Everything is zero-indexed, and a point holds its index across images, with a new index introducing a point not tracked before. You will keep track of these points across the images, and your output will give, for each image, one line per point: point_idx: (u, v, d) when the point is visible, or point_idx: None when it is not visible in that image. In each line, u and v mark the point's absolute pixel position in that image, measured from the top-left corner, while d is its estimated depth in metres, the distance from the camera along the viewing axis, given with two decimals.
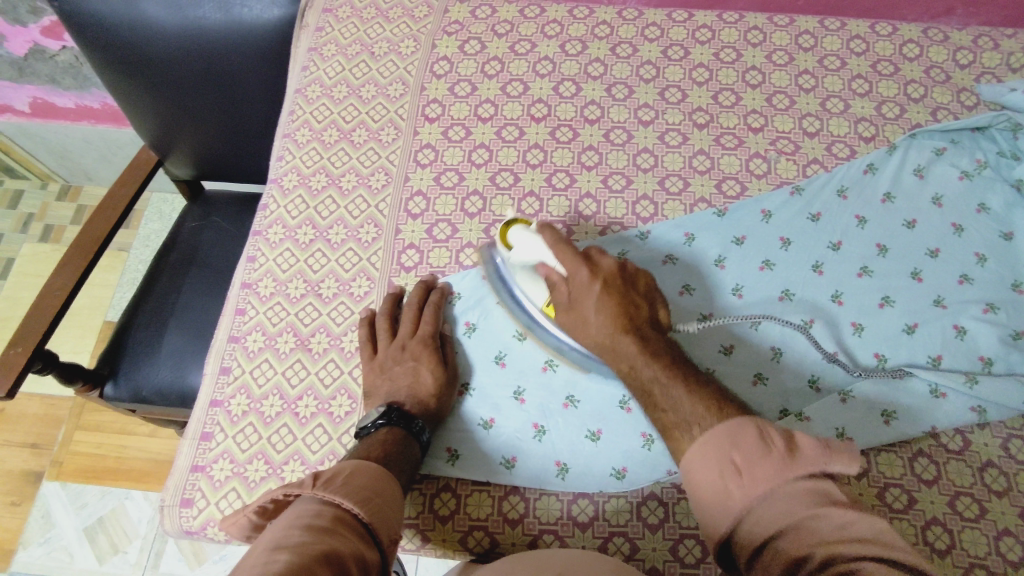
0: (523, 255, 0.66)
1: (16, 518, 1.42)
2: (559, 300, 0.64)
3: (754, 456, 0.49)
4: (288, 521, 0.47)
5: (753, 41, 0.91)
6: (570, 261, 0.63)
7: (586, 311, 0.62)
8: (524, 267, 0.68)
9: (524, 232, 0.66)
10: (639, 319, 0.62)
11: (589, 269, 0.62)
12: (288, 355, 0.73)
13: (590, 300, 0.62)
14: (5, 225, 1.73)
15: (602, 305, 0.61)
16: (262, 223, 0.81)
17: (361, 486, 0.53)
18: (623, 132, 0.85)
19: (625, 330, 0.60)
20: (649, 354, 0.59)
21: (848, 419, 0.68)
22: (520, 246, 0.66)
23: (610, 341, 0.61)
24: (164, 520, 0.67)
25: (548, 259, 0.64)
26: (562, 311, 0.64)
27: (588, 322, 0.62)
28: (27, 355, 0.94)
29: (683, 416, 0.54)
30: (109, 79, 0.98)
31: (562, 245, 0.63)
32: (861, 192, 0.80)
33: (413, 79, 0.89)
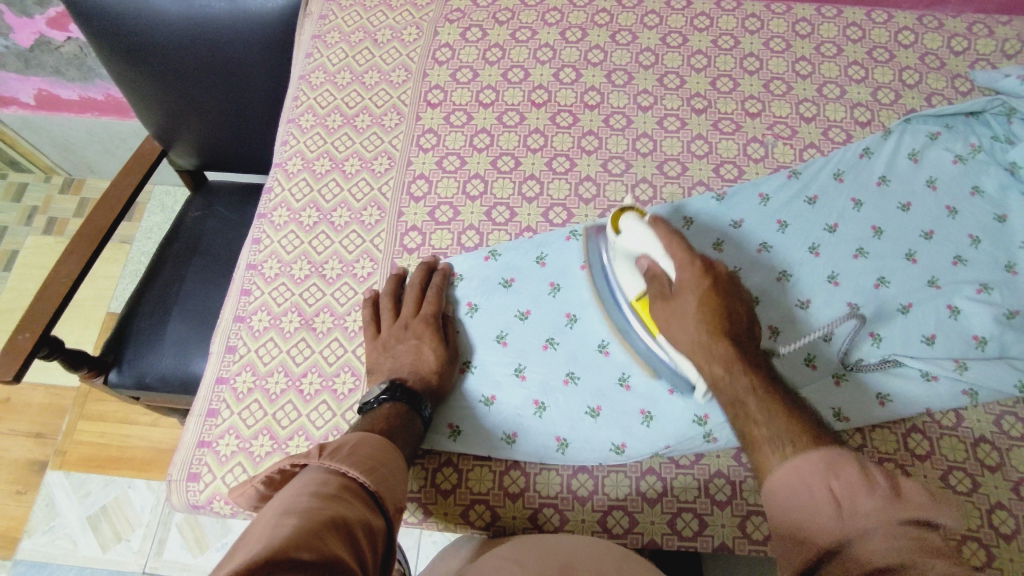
0: (630, 243, 0.67)
1: (20, 507, 1.43)
2: (662, 291, 0.65)
3: (854, 488, 0.48)
4: (296, 489, 0.48)
5: (750, 28, 0.92)
6: (681, 256, 0.64)
7: (686, 306, 0.63)
8: (626, 256, 0.69)
9: (636, 220, 0.67)
10: (738, 326, 0.62)
11: (702, 268, 0.63)
12: (293, 334, 0.74)
13: (692, 296, 0.63)
14: (9, 218, 1.75)
15: (707, 304, 0.62)
16: (267, 206, 0.82)
17: (366, 456, 0.54)
18: (622, 117, 0.86)
19: (721, 335, 0.61)
20: (745, 364, 0.60)
21: (844, 400, 0.70)
22: (629, 233, 0.66)
23: (706, 342, 0.61)
24: (171, 495, 0.68)
25: (654, 252, 0.65)
26: (661, 302, 0.65)
27: (686, 319, 0.63)
28: (34, 339, 0.95)
29: (775, 433, 0.55)
30: (115, 69, 1.00)
31: (676, 240, 0.65)
32: (857, 176, 0.81)
33: (415, 66, 0.90)
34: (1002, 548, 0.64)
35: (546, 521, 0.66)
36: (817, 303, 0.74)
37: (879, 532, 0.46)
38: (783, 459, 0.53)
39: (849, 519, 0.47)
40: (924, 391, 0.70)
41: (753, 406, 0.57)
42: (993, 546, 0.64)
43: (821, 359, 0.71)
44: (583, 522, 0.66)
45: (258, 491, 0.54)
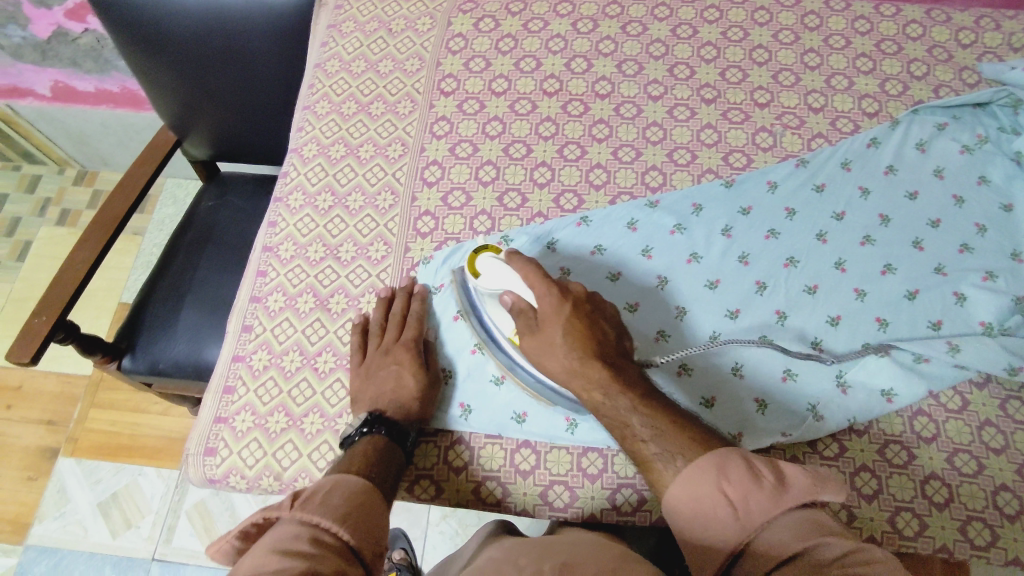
0: (490, 284, 0.66)
1: (32, 493, 1.45)
2: (528, 326, 0.64)
3: (746, 487, 0.53)
4: (266, 547, 0.47)
5: (760, 21, 0.93)
6: (539, 286, 0.63)
7: (553, 337, 0.63)
8: (490, 296, 0.68)
9: (492, 259, 0.66)
10: (606, 345, 0.64)
11: (560, 294, 0.63)
12: (308, 314, 0.75)
13: (559, 323, 0.62)
14: (23, 208, 1.77)
15: (571, 330, 0.62)
16: (283, 189, 0.83)
17: (341, 504, 0.53)
18: (633, 106, 0.87)
19: (593, 357, 0.62)
20: (621, 384, 0.61)
21: (855, 408, 0.69)
22: (489, 273, 0.65)
23: (581, 368, 0.62)
24: (188, 469, 0.69)
25: (516, 287, 0.64)
26: (529, 336, 0.64)
27: (557, 349, 0.62)
28: (51, 323, 0.97)
29: (659, 450, 0.57)
30: (133, 59, 1.01)
31: (531, 269, 0.64)
32: (864, 165, 0.82)
33: (429, 55, 0.92)
34: (1006, 528, 0.65)
35: (556, 498, 0.67)
36: (824, 288, 0.75)
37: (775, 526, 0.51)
38: (677, 473, 0.56)
39: (745, 518, 0.52)
40: (927, 374, 0.71)
41: (637, 426, 0.59)
42: (997, 526, 0.65)
43: (828, 344, 0.72)
44: (593, 500, 0.67)
45: (234, 545, 0.53)
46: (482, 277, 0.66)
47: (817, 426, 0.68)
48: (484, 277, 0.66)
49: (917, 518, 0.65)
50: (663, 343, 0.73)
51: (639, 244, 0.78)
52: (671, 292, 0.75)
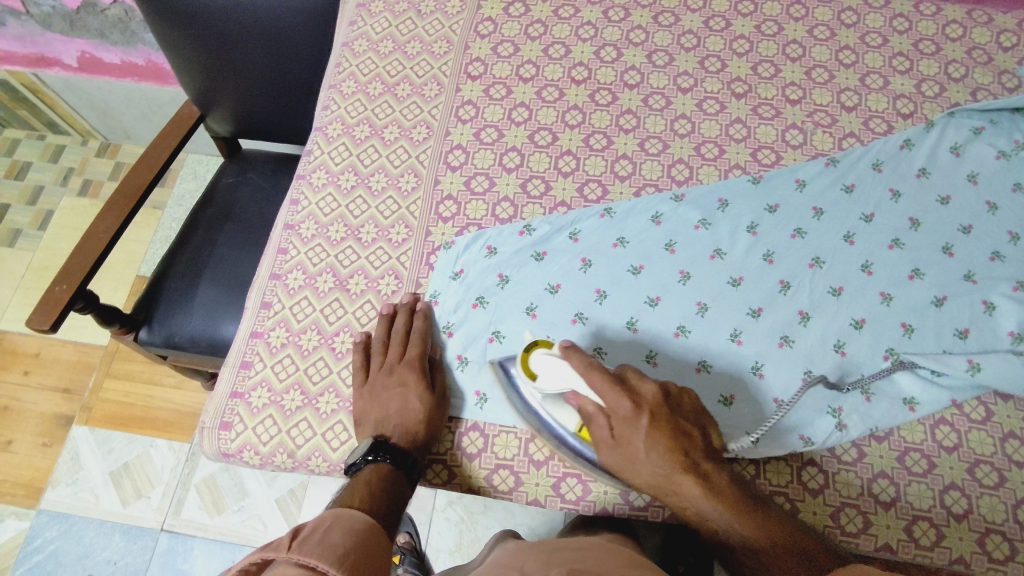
0: (550, 385, 0.62)
1: (46, 458, 1.47)
2: (603, 439, 0.61)
3: None
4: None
5: (795, 15, 0.91)
6: (609, 395, 0.61)
7: (637, 450, 0.61)
8: (549, 398, 0.63)
9: (548, 357, 0.62)
10: (692, 450, 0.61)
11: (631, 403, 0.61)
12: (327, 294, 0.75)
13: (639, 437, 0.61)
14: (46, 177, 1.79)
15: (653, 442, 0.60)
16: (306, 167, 0.83)
17: (339, 546, 0.52)
18: (662, 97, 0.86)
19: (682, 470, 0.60)
20: (717, 499, 0.59)
21: (877, 416, 0.68)
22: (548, 376, 0.62)
23: (669, 482, 0.60)
24: (204, 442, 0.70)
25: (580, 388, 0.61)
26: (605, 449, 0.61)
27: (640, 463, 0.61)
28: (72, 291, 0.98)
29: (766, 562, 0.58)
30: (160, 32, 1.01)
31: (595, 374, 0.61)
32: (897, 167, 0.80)
33: (457, 38, 0.91)
34: None
35: (568, 490, 0.67)
36: (850, 291, 0.74)
37: None
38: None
39: None
40: (948, 384, 0.69)
41: (741, 545, 0.59)
42: (1016, 540, 0.64)
43: (851, 347, 0.71)
44: (605, 493, 0.66)
45: None
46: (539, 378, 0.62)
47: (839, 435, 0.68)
48: (542, 380, 0.62)
49: (934, 528, 0.64)
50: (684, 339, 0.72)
51: (663, 237, 0.77)
52: (693, 288, 0.74)
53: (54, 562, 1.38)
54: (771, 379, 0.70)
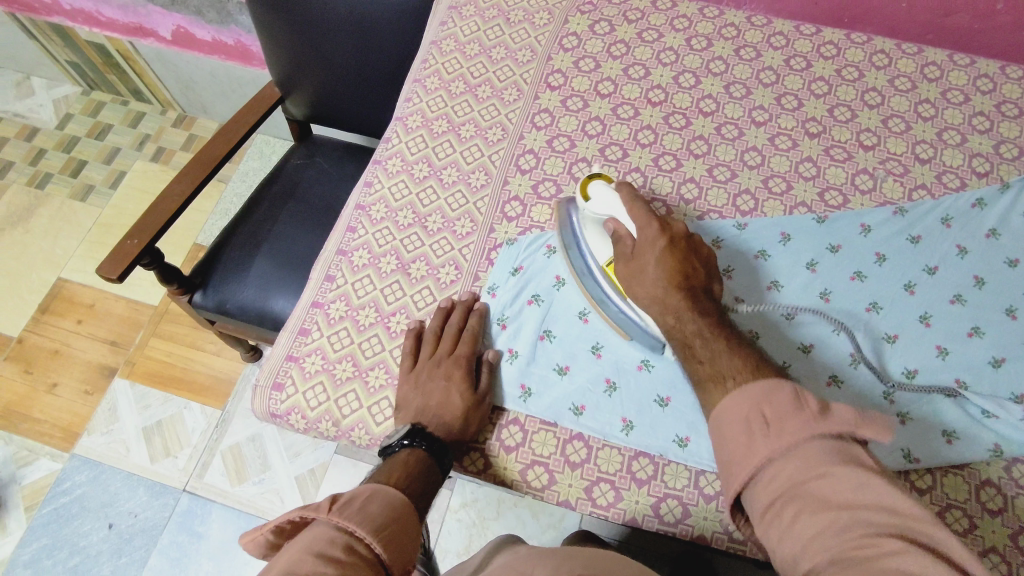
0: (597, 208, 0.72)
1: (87, 405, 1.52)
2: (623, 251, 0.69)
3: (783, 413, 0.53)
4: (302, 547, 0.48)
5: (878, 64, 0.92)
6: (643, 218, 0.69)
7: (646, 263, 0.68)
8: (595, 223, 0.73)
9: (604, 187, 0.72)
10: (694, 282, 0.67)
11: (660, 227, 0.68)
12: (389, 275, 0.78)
13: (651, 256, 0.68)
14: (125, 140, 1.88)
15: (663, 260, 0.67)
16: (383, 153, 0.86)
17: (377, 514, 0.54)
18: (735, 128, 0.87)
19: (677, 286, 0.66)
20: (695, 311, 0.65)
21: (916, 445, 0.68)
22: (598, 199, 0.72)
23: (660, 294, 0.67)
24: (255, 400, 0.73)
25: (620, 215, 0.70)
26: (621, 263, 0.69)
27: (645, 274, 0.67)
28: (142, 246, 1.02)
29: (721, 370, 0.60)
30: (258, 14, 1.06)
31: (638, 204, 0.70)
32: (966, 224, 0.79)
33: (541, 49, 0.94)
34: None
35: (600, 496, 0.67)
36: (905, 339, 0.73)
37: (801, 450, 0.51)
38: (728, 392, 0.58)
39: (771, 438, 0.53)
40: (998, 430, 0.68)
41: (701, 346, 0.63)
42: None
43: (900, 393, 0.70)
44: (636, 504, 0.66)
45: (268, 539, 0.54)
46: (592, 201, 0.72)
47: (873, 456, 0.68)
48: (593, 202, 0.72)
49: None
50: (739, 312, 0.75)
51: (721, 264, 0.78)
52: (746, 315, 0.75)
53: (79, 506, 1.42)
54: None
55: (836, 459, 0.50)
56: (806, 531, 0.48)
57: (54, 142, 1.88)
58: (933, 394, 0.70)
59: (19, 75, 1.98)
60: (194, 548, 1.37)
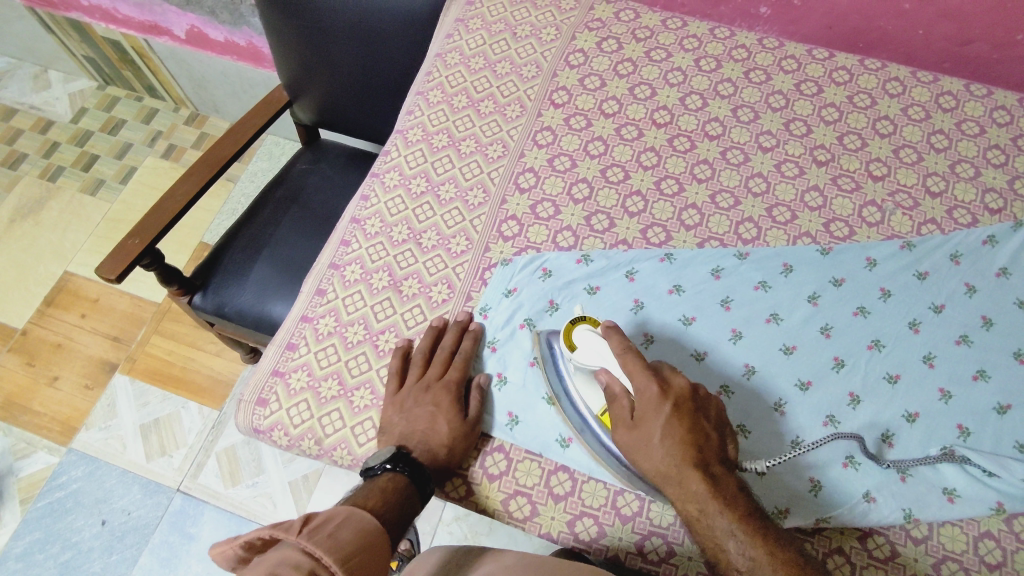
0: (586, 359, 0.65)
1: (86, 400, 1.53)
2: (622, 417, 0.62)
3: None
4: (265, 568, 0.47)
5: (891, 92, 0.89)
6: (638, 376, 0.61)
7: (652, 435, 0.60)
8: (582, 371, 0.66)
9: (589, 333, 0.66)
10: (708, 451, 0.60)
11: (660, 388, 0.61)
12: (380, 292, 0.77)
13: (658, 427, 0.60)
14: (136, 136, 1.89)
15: (671, 432, 0.60)
16: (382, 166, 0.86)
17: (346, 542, 0.52)
18: (740, 152, 0.85)
19: (694, 466, 0.59)
20: (721, 501, 0.58)
21: (912, 496, 0.65)
22: (585, 348, 0.65)
23: (677, 476, 0.59)
24: (238, 414, 0.72)
25: (612, 367, 0.64)
26: (622, 428, 0.62)
27: (652, 450, 0.60)
28: (141, 247, 1.02)
29: None
30: (267, 20, 1.06)
31: (629, 356, 0.62)
32: (976, 261, 0.77)
33: (547, 65, 0.93)
34: None
35: (582, 530, 0.65)
36: (907, 380, 0.71)
37: None
38: None
39: None
40: (999, 485, 0.66)
41: (733, 552, 0.57)
42: None
43: (900, 439, 0.68)
44: (620, 540, 0.65)
45: (236, 553, 0.53)
46: (577, 351, 0.66)
47: (868, 506, 0.65)
48: (580, 352, 0.65)
49: None
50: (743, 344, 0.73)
51: (719, 294, 0.75)
52: (743, 348, 0.72)
53: (73, 501, 1.42)
54: (811, 458, 0.67)
55: None
56: None
57: (67, 136, 1.90)
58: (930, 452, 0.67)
59: (36, 68, 2.00)
60: (184, 549, 1.36)
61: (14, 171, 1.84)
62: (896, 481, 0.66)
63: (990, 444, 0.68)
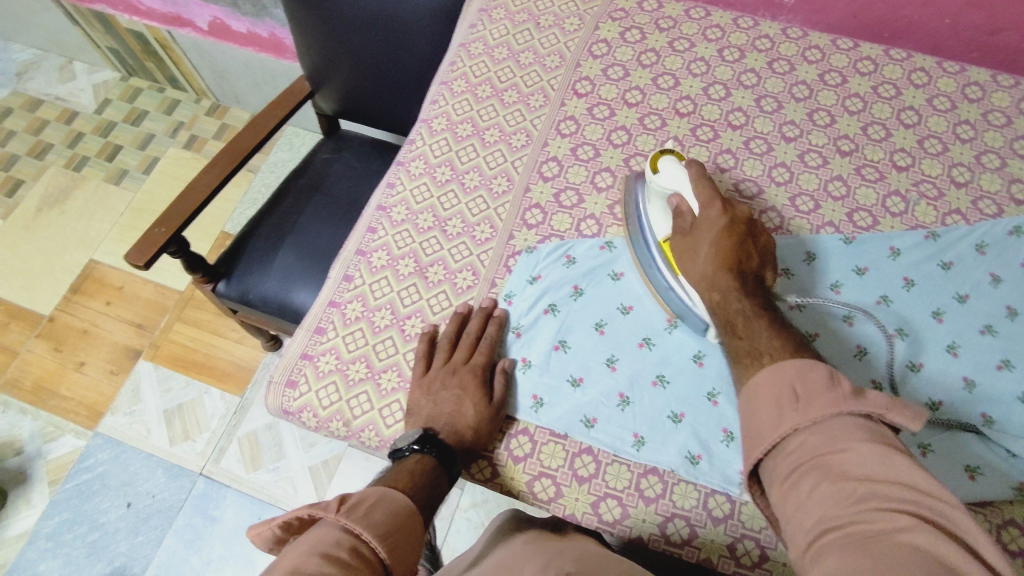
0: (665, 182, 0.72)
1: (112, 385, 1.56)
2: (681, 227, 0.70)
3: (818, 388, 0.54)
4: (308, 546, 0.49)
5: (916, 82, 0.89)
6: (706, 196, 0.68)
7: (700, 243, 0.67)
8: (660, 196, 0.73)
9: (674, 163, 0.72)
10: (746, 268, 0.66)
11: (722, 208, 0.67)
12: (406, 278, 0.78)
13: (707, 238, 0.67)
14: (159, 127, 1.92)
15: (718, 243, 0.66)
16: (407, 155, 0.87)
17: (382, 519, 0.54)
18: (764, 142, 0.85)
19: (730, 268, 0.66)
20: (743, 292, 0.65)
21: (936, 479, 0.66)
22: (666, 173, 0.72)
23: (711, 276, 0.66)
24: (269, 396, 0.73)
25: (684, 192, 0.70)
26: (678, 238, 0.70)
27: (698, 254, 0.67)
28: (169, 235, 1.04)
29: (757, 344, 0.61)
30: (292, 10, 1.08)
31: (704, 182, 0.69)
32: (1002, 252, 0.77)
33: (570, 55, 0.93)
34: None
35: (605, 511, 0.66)
36: (931, 369, 0.71)
37: (830, 426, 0.52)
38: (764, 366, 0.59)
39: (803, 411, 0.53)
40: None
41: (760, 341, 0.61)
42: None
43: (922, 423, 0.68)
44: (643, 522, 0.66)
45: (274, 534, 0.55)
46: (660, 175, 0.73)
47: None
48: (661, 177, 0.72)
49: None
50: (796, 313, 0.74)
51: None
52: None
53: (100, 483, 1.45)
54: None
55: (865, 437, 0.50)
56: (818, 496, 0.49)
57: (92, 126, 1.93)
58: (955, 431, 0.68)
59: (62, 60, 2.03)
60: (208, 532, 1.39)
61: (40, 161, 1.88)
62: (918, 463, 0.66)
63: (1015, 429, 0.68)
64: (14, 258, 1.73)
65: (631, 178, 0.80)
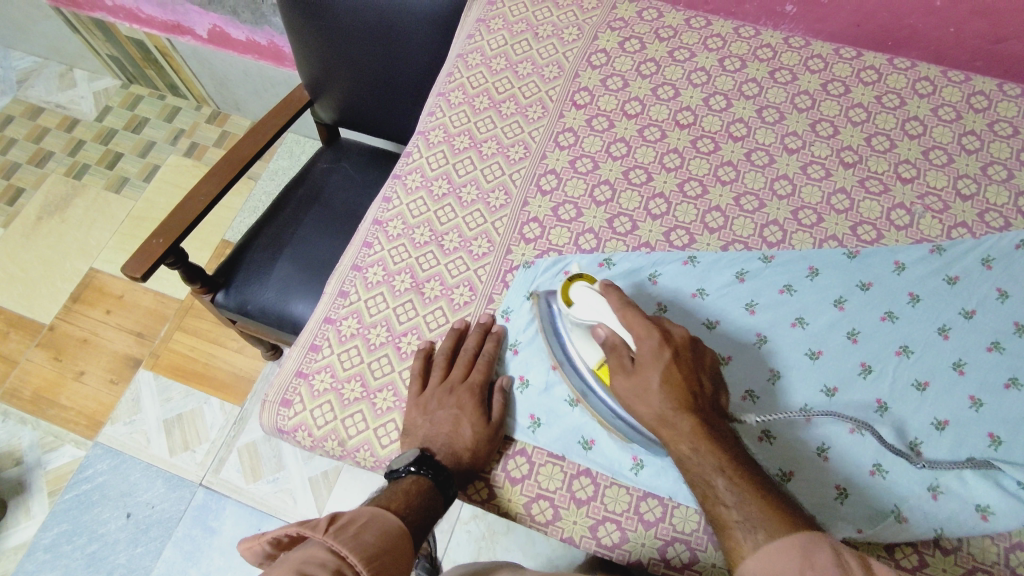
0: (583, 313, 0.65)
1: (112, 395, 1.55)
2: (621, 364, 0.63)
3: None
4: (291, 564, 0.47)
5: (920, 92, 0.88)
6: (638, 327, 0.63)
7: (649, 381, 0.61)
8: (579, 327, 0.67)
9: (588, 289, 0.66)
10: (701, 398, 0.62)
11: (660, 338, 0.62)
12: (402, 294, 0.77)
13: (655, 371, 0.61)
14: (159, 134, 1.91)
15: (668, 376, 0.61)
16: (403, 168, 0.86)
17: (371, 542, 0.53)
18: (765, 154, 0.84)
19: (686, 409, 0.60)
20: (709, 442, 0.59)
21: (945, 517, 0.64)
22: (583, 303, 0.65)
23: (668, 419, 0.60)
24: (263, 415, 0.72)
25: (609, 320, 0.64)
26: (622, 375, 0.63)
27: (649, 393, 0.61)
28: (166, 246, 1.03)
29: (739, 517, 0.54)
30: (289, 20, 1.07)
31: (629, 310, 0.63)
32: (1009, 266, 0.75)
33: (568, 65, 0.92)
34: None
35: (605, 535, 0.65)
36: (936, 387, 0.70)
37: None
38: (757, 546, 0.52)
39: None
40: None
41: (721, 488, 0.56)
42: None
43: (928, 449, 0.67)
44: (642, 546, 0.64)
45: (264, 550, 0.54)
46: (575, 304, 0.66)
47: (899, 529, 0.63)
48: (577, 308, 0.65)
49: None
50: (798, 331, 0.73)
51: (745, 297, 0.75)
52: (768, 353, 0.72)
53: (99, 494, 1.45)
54: (837, 467, 0.66)
55: None
56: None
57: (93, 134, 1.92)
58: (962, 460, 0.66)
59: (63, 67, 2.03)
60: (207, 543, 1.38)
61: (41, 169, 1.87)
62: (928, 497, 0.65)
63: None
64: (15, 267, 1.73)
65: (540, 298, 0.73)
